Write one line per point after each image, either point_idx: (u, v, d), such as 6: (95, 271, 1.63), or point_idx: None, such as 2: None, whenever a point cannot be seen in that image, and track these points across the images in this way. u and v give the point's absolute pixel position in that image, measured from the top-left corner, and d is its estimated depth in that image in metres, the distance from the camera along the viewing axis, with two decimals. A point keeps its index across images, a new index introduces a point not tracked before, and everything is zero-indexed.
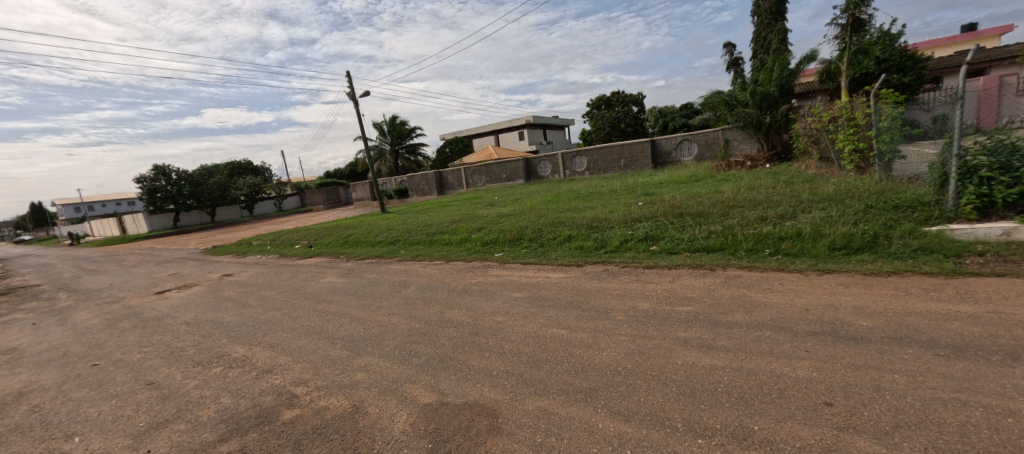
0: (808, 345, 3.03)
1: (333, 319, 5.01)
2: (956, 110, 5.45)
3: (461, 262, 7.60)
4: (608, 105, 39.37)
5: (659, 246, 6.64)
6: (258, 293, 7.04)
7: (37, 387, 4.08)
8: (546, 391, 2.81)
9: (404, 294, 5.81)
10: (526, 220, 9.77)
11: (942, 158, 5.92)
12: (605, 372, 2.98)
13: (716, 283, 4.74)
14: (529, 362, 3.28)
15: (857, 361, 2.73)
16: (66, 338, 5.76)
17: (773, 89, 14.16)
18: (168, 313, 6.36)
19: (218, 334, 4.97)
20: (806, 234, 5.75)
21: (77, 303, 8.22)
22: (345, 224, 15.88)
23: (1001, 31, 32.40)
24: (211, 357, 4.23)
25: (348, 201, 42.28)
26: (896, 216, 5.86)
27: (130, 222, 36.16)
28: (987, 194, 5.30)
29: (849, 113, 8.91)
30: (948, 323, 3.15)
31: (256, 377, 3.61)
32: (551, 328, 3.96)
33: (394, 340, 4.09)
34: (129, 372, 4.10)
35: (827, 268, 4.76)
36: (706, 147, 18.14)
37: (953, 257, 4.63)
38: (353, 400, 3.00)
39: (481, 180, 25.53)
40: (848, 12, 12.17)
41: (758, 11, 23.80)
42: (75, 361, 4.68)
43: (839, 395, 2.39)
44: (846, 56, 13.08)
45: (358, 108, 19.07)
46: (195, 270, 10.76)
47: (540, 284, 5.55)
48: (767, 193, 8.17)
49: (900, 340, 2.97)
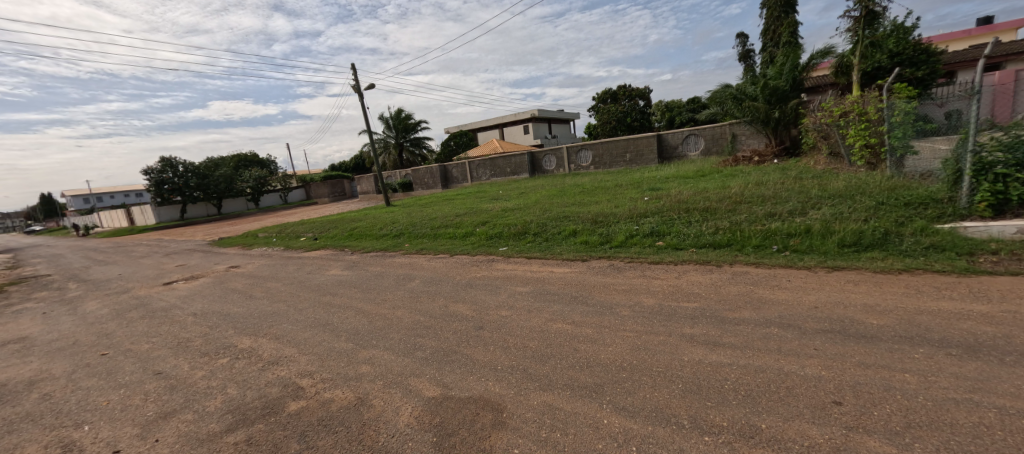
0: (816, 343, 2.99)
1: (338, 311, 5.03)
2: (972, 106, 5.34)
3: (465, 256, 7.60)
4: (614, 99, 39.19)
5: (665, 242, 6.60)
6: (264, 285, 7.09)
7: (47, 376, 4.12)
8: (551, 386, 2.80)
9: (409, 287, 5.82)
10: (531, 214, 9.74)
11: (956, 154, 5.79)
12: (610, 367, 2.97)
13: (723, 280, 4.71)
14: (534, 357, 3.28)
15: (866, 360, 2.69)
16: (76, 327, 5.83)
17: (783, 83, 13.94)
18: (175, 304, 6.42)
19: (225, 325, 5.01)
20: (815, 230, 5.68)
21: (87, 293, 8.32)
22: (350, 217, 15.91)
23: (1018, 25, 31.82)
24: (217, 348, 4.27)
25: (353, 194, 42.53)
26: (908, 212, 5.77)
27: (138, 213, 36.44)
28: (1002, 191, 5.20)
29: (861, 108, 8.77)
30: (961, 322, 3.10)
31: (262, 368, 3.63)
32: (556, 322, 3.95)
33: (398, 333, 4.10)
34: (137, 362, 4.14)
35: (836, 265, 4.71)
36: (712, 141, 17.95)
37: (966, 255, 4.56)
38: (358, 392, 3.01)
39: (485, 174, 25.50)
40: (861, 4, 11.96)
41: (767, 3, 23.40)
42: (84, 350, 4.73)
43: (849, 393, 2.36)
44: (858, 49, 12.88)
45: (362, 100, 19.06)
46: (202, 262, 10.84)
47: (545, 279, 5.54)
48: (775, 188, 8.07)
49: (910, 339, 2.92)
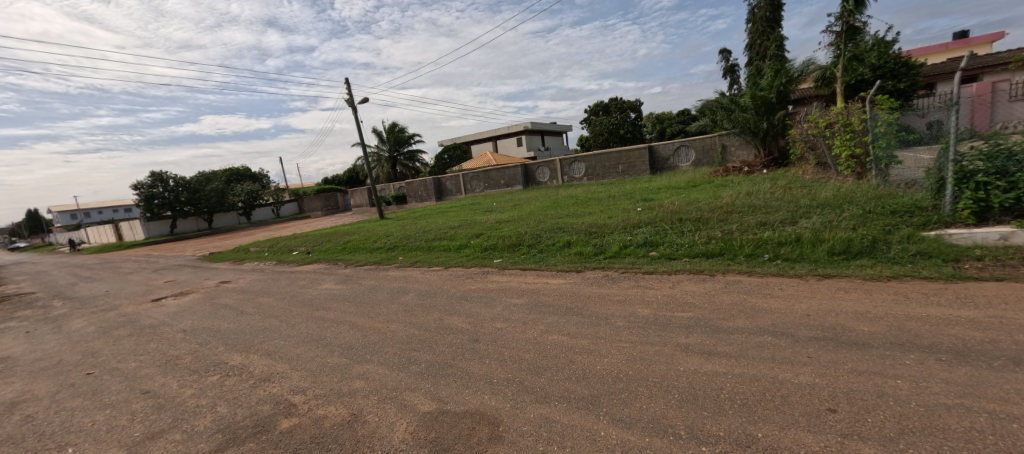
0: (810, 351, 3.01)
1: (332, 326, 4.97)
2: (952, 117, 5.47)
3: (460, 268, 7.57)
4: (605, 112, 40.00)
5: (658, 251, 6.64)
6: (255, 300, 6.97)
7: (30, 397, 4.01)
8: (547, 398, 2.78)
9: (403, 301, 5.75)
10: (525, 226, 9.76)
11: (939, 163, 5.94)
12: (606, 379, 2.96)
13: (717, 289, 4.74)
14: (530, 369, 3.26)
15: (859, 367, 2.72)
16: (61, 346, 5.69)
17: (772, 95, 14.22)
18: (163, 321, 6.30)
19: (215, 342, 4.92)
20: (805, 239, 5.76)
21: (73, 311, 8.14)
22: (344, 230, 15.88)
23: (992, 39, 33.02)
24: (207, 365, 4.19)
25: (345, 208, 42.25)
26: (895, 220, 5.87)
27: (127, 228, 35.92)
28: (984, 198, 5.33)
29: (845, 119, 9.04)
30: (950, 328, 3.15)
31: (253, 386, 3.56)
32: (551, 334, 3.94)
33: (393, 347, 4.06)
34: (124, 381, 4.05)
35: (826, 273, 4.77)
36: (703, 153, 18.27)
37: (952, 261, 4.65)
38: (352, 409, 2.96)
39: (479, 186, 25.61)
40: (843, 19, 12.38)
41: (753, 19, 24.04)
42: (69, 370, 4.62)
43: (843, 401, 2.37)
44: (841, 63, 13.25)
45: (356, 114, 19.20)
46: (191, 277, 10.68)
47: (540, 290, 5.54)
48: (765, 198, 8.19)
49: (901, 345, 2.96)
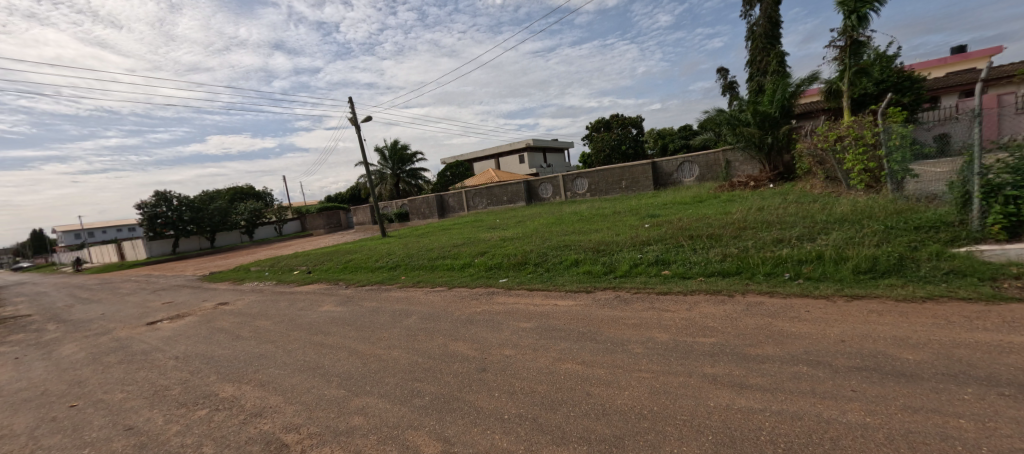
0: (854, 384, 2.73)
1: (330, 353, 4.69)
2: (975, 129, 5.27)
3: (464, 289, 7.31)
4: (606, 128, 40.19)
5: (671, 270, 6.39)
6: (252, 324, 6.70)
7: (6, 433, 3.75)
8: (565, 439, 2.51)
9: (405, 325, 5.47)
10: (531, 243, 9.52)
11: (962, 177, 5.71)
12: (629, 416, 2.68)
13: (738, 311, 4.45)
14: (544, 404, 2.97)
15: (913, 403, 2.44)
16: (47, 374, 5.43)
17: (775, 110, 14.12)
18: (156, 347, 6.03)
19: (207, 371, 4.66)
20: (827, 256, 5.49)
21: (66, 335, 7.89)
22: (346, 248, 15.63)
23: (990, 53, 33.22)
24: (196, 398, 3.92)
25: (348, 225, 42.14)
26: (920, 237, 5.61)
27: (129, 248, 35.80)
28: (1014, 213, 5.07)
29: (856, 133, 8.87)
30: (1005, 356, 2.87)
31: (244, 422, 3.30)
32: (564, 363, 3.66)
33: (395, 377, 3.79)
34: (107, 415, 3.78)
35: (855, 294, 4.49)
36: (707, 168, 18.11)
37: (988, 280, 4.37)
38: (349, 450, 2.70)
39: (481, 203, 25.47)
40: (846, 34, 12.34)
41: (752, 35, 24.21)
42: (52, 402, 4.35)
43: (903, 445, 2.09)
44: (846, 77, 13.13)
45: (359, 132, 19.17)
46: (189, 299, 10.43)
47: (550, 313, 5.25)
48: (778, 213, 7.94)
49: (955, 377, 2.67)
